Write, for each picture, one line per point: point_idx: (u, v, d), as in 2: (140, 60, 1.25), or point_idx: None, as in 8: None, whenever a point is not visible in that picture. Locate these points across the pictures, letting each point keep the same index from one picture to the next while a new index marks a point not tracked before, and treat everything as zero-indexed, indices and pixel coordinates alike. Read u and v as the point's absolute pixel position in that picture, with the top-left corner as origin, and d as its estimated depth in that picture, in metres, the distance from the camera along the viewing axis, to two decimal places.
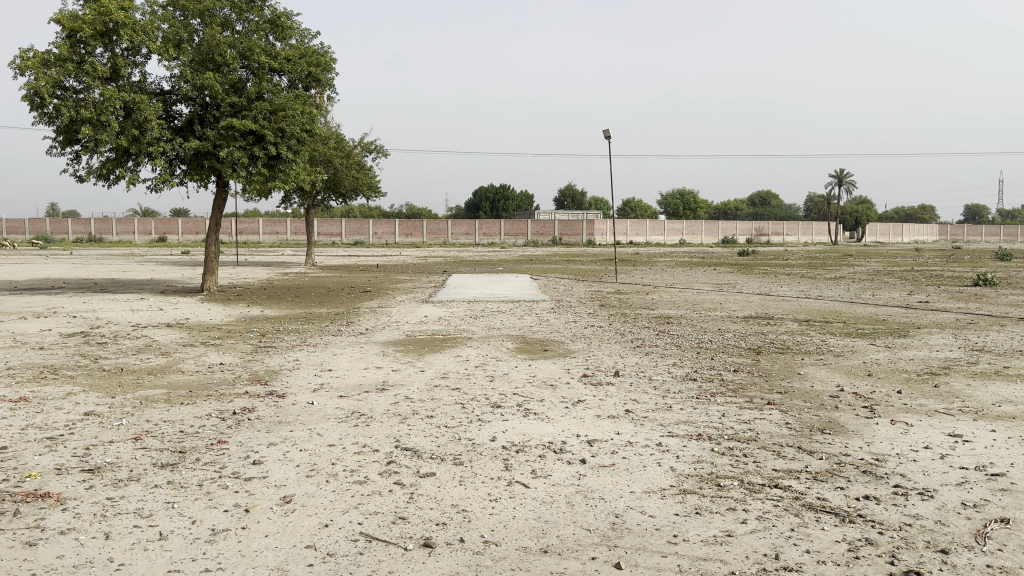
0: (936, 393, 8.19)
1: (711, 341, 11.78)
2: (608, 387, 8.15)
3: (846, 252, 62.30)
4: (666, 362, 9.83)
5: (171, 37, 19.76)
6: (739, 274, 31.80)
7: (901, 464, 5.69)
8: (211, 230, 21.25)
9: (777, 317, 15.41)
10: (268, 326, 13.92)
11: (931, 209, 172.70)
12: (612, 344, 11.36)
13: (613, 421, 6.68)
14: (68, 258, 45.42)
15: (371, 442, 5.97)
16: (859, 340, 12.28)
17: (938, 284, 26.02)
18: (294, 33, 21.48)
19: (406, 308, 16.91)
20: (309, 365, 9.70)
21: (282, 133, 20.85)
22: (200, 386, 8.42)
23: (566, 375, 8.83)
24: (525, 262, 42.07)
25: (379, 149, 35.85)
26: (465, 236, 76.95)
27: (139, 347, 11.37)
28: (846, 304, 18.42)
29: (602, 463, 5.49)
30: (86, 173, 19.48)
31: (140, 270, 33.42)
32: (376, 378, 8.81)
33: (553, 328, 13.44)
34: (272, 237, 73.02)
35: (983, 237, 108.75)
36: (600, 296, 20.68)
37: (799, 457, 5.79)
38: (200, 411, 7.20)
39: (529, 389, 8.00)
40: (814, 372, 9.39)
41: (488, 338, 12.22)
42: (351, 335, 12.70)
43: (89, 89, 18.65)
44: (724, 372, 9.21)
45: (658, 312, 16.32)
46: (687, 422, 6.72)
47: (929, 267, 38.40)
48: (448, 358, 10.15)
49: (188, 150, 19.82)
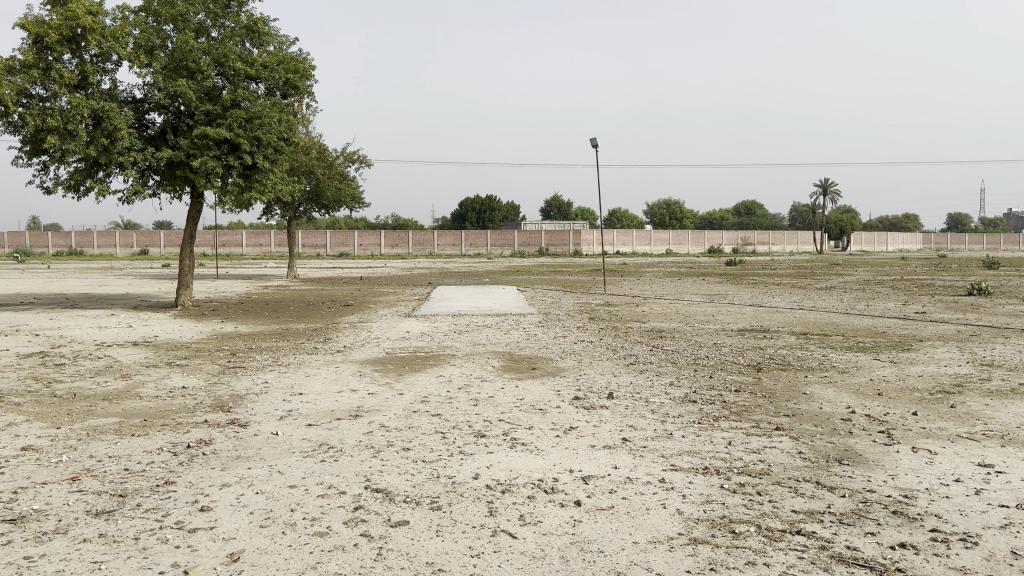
0: (955, 415, 7.58)
1: (708, 357, 11.14)
2: (602, 411, 7.50)
3: (833, 261, 62.29)
4: (662, 381, 9.18)
5: (142, 43, 19.04)
6: (729, 284, 31.34)
7: (934, 502, 5.07)
8: (185, 243, 20.48)
9: (773, 330, 14.81)
10: (240, 344, 13.18)
11: (913, 218, 174.46)
12: (604, 361, 10.70)
13: (610, 452, 6.02)
14: (44, 273, 44.35)
15: (338, 483, 5.29)
16: (862, 355, 11.66)
17: (932, 294, 25.60)
18: (271, 40, 20.87)
19: (387, 323, 16.23)
20: (279, 388, 8.98)
21: (258, 142, 20.16)
22: (155, 414, 7.68)
23: (556, 398, 8.14)
24: (511, 274, 41.27)
25: (362, 160, 35.23)
26: (452, 246, 76.25)
27: (98, 369, 10.62)
28: (843, 316, 17.86)
29: (600, 506, 4.83)
30: (54, 184, 18.70)
31: (117, 285, 32.57)
32: (350, 402, 8.11)
33: (541, 343, 12.76)
34: (255, 249, 72.08)
35: (967, 246, 109.34)
36: (589, 308, 20.02)
37: (820, 494, 5.16)
38: (150, 445, 6.48)
39: (516, 414, 7.31)
40: (820, 391, 8.78)
41: (472, 355, 11.54)
42: (327, 353, 11.98)
43: (56, 97, 17.88)
44: (725, 392, 8.56)
45: (650, 325, 15.69)
46: (691, 452, 6.09)
47: (919, 276, 38.12)
48: (428, 379, 9.43)
49: (160, 160, 19.09)
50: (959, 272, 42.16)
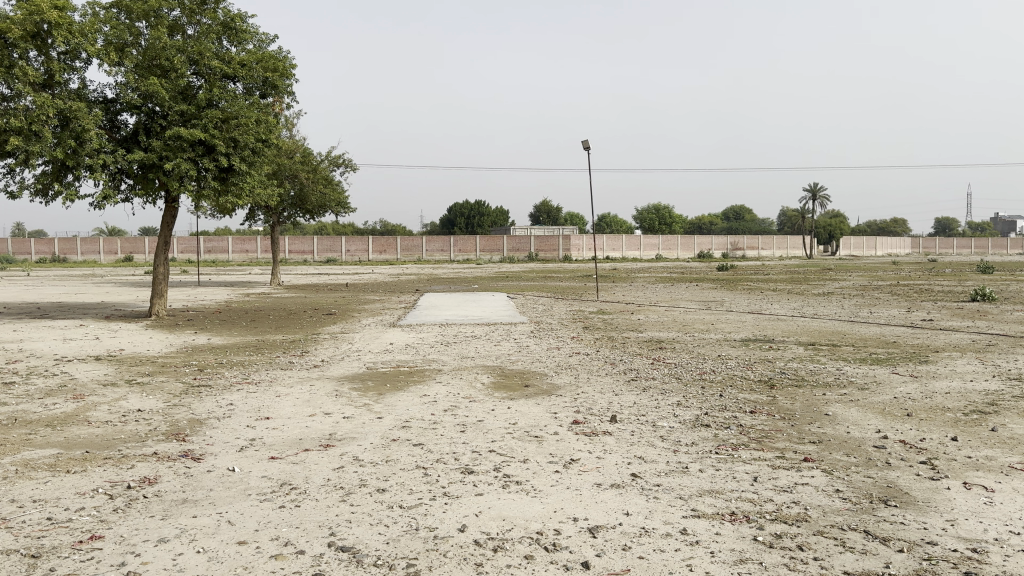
0: (999, 441, 6.78)
1: (715, 372, 10.28)
2: (605, 438, 6.64)
3: (826, 267, 61.81)
4: (668, 400, 8.33)
5: (113, 40, 18.07)
6: (723, 291, 30.55)
7: (1011, 558, 4.25)
8: (159, 249, 19.50)
9: (778, 340, 13.99)
10: (209, 359, 12.19)
11: (901, 222, 175.34)
12: (603, 378, 9.85)
13: (619, 493, 5.17)
14: (23, 281, 43.09)
15: (299, 540, 4.40)
16: (879, 369, 10.83)
17: (934, 300, 24.89)
18: (250, 38, 19.98)
19: (370, 334, 15.30)
20: (244, 412, 8.05)
21: (235, 143, 19.26)
22: (98, 445, 6.74)
23: (553, 422, 7.27)
24: (501, 280, 40.26)
25: (348, 163, 34.33)
26: (440, 252, 75.30)
27: (49, 388, 9.63)
28: (848, 324, 17.05)
29: (613, 569, 3.98)
30: (19, 189, 17.65)
31: (93, 293, 31.44)
32: (322, 429, 7.22)
33: (534, 357, 11.84)
34: (242, 255, 70.92)
35: (955, 249, 109.32)
36: (582, 317, 19.16)
37: (873, 549, 4.33)
38: (84, 485, 5.55)
39: (508, 443, 6.44)
40: (843, 413, 7.96)
41: (460, 370, 10.66)
42: (303, 369, 11.06)
43: (20, 96, 16.81)
44: (739, 414, 7.71)
45: (648, 336, 14.83)
46: (714, 493, 5.24)
47: (916, 281, 37.40)
48: (411, 400, 8.54)
49: (132, 162, 18.11)
50: (954, 278, 41.54)
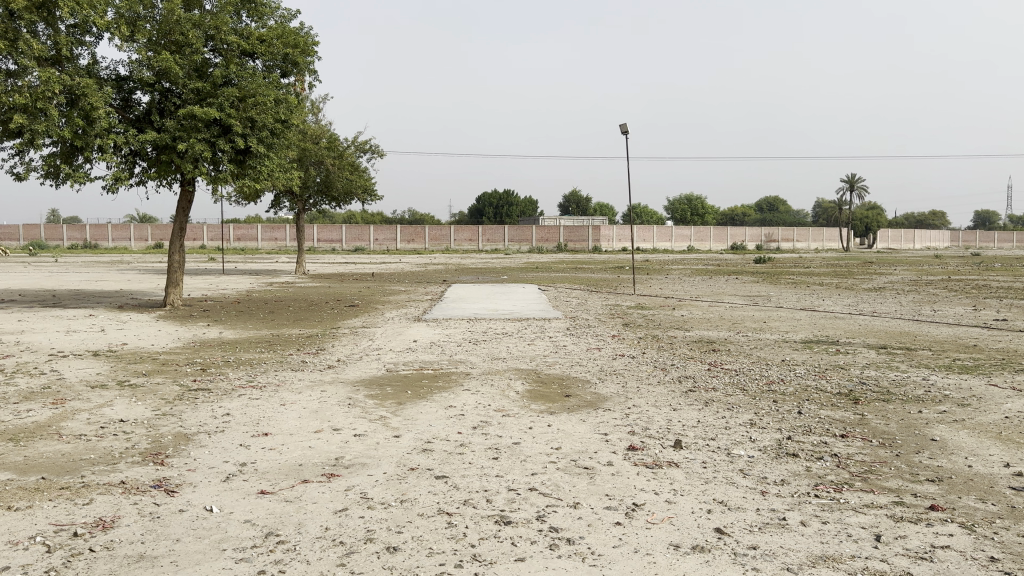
0: None
1: (784, 382, 8.89)
2: (672, 472, 5.38)
3: (867, 259, 59.52)
4: (739, 419, 7.02)
5: (124, 13, 17.02)
6: (767, 285, 28.94)
7: None
8: (174, 236, 18.47)
9: (844, 343, 12.54)
10: (216, 357, 11.07)
11: (940, 215, 170.99)
12: (656, 386, 8.56)
13: (705, 561, 3.90)
14: (50, 267, 42.82)
15: None
16: (972, 380, 9.39)
17: (998, 297, 23.20)
18: (270, 12, 18.87)
19: (394, 329, 14.14)
20: (240, 426, 6.88)
21: (252, 123, 18.13)
22: (59, 469, 5.59)
23: (604, 447, 6.01)
24: (529, 271, 39.00)
25: (375, 149, 33.23)
26: (469, 241, 74.07)
27: (29, 391, 8.54)
28: (917, 324, 15.50)
29: None
30: (26, 172, 16.69)
31: (115, 281, 30.73)
32: (328, 451, 6.02)
33: (573, 360, 10.55)
34: (271, 244, 70.40)
35: (996, 243, 105.88)
36: (621, 312, 17.82)
37: None
38: (21, 531, 4.39)
39: (553, 477, 5.21)
40: (954, 440, 6.58)
41: (491, 375, 9.44)
42: (316, 370, 9.90)
43: (26, 72, 15.79)
44: (829, 439, 6.40)
45: (696, 335, 13.47)
46: (830, 562, 3.96)
47: (968, 277, 35.35)
48: (435, 413, 7.32)
49: (143, 143, 17.06)
50: (1007, 272, 39.40)
